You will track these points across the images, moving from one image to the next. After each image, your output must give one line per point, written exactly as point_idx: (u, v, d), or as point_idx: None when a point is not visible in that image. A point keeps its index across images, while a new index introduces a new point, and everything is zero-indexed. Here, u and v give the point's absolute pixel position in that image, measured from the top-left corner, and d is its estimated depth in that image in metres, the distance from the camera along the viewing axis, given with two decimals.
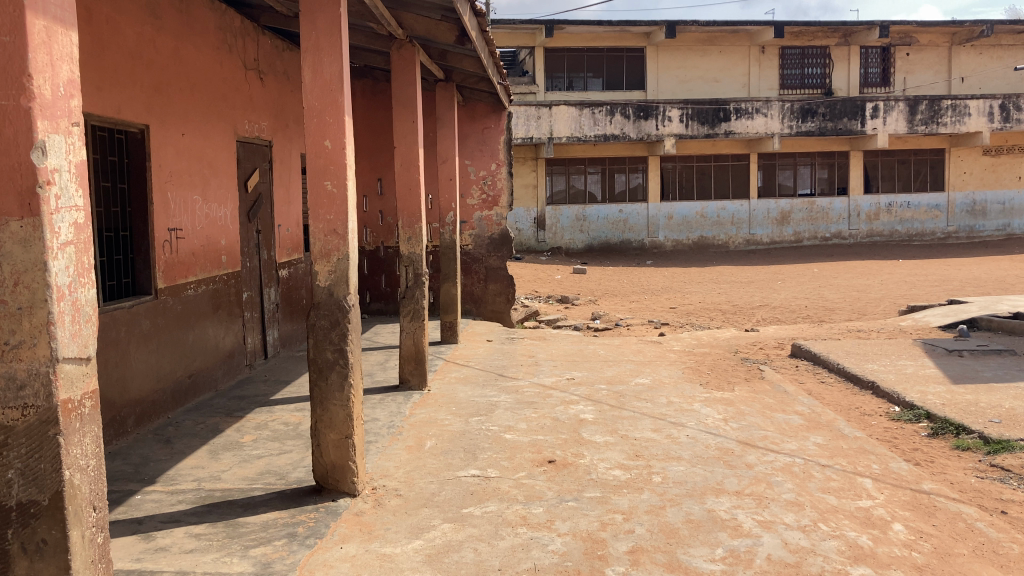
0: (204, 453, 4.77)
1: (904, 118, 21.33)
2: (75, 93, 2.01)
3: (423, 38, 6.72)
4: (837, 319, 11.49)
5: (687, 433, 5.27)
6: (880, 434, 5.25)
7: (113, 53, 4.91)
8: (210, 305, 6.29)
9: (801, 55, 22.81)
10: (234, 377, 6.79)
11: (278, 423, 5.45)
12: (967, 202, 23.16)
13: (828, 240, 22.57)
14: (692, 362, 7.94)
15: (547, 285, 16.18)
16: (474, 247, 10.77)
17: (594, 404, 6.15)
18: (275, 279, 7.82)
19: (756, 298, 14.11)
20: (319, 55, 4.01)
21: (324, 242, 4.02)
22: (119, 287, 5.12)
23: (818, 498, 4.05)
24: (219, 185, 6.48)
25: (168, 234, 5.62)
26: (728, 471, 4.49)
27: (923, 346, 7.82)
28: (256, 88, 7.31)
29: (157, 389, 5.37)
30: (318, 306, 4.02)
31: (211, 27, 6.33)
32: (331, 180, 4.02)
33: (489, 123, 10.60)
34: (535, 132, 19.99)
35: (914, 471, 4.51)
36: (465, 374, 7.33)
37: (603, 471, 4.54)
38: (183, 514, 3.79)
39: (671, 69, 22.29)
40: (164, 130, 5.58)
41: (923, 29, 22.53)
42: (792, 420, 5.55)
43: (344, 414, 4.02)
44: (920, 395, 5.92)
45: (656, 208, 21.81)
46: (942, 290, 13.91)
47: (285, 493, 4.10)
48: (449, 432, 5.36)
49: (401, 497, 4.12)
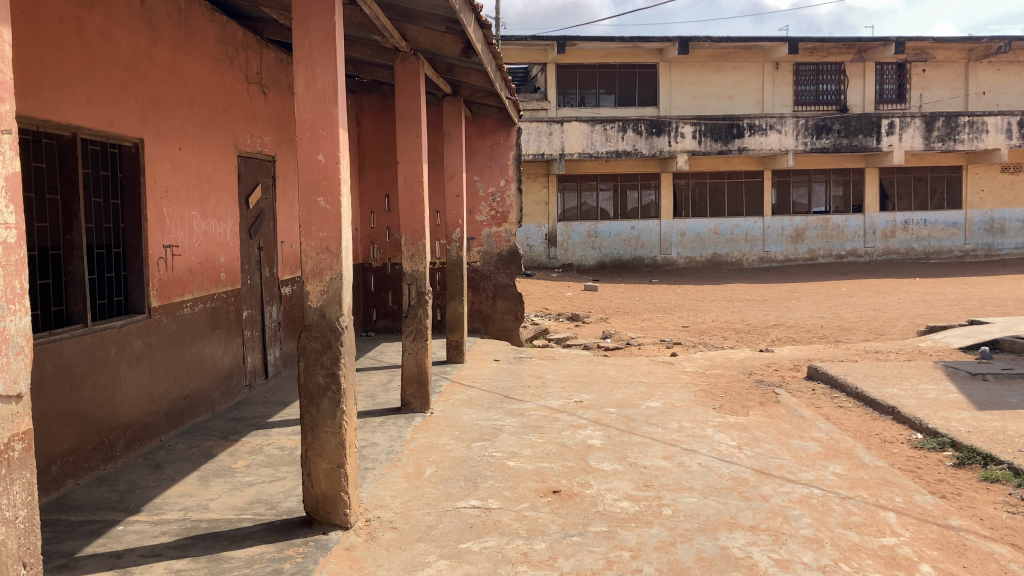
0: (194, 480, 4.58)
1: (920, 135, 21.06)
2: (6, 97, 1.84)
3: (429, 51, 6.58)
4: (853, 339, 11.16)
5: (699, 460, 5.03)
6: (902, 464, 4.97)
7: (106, 65, 4.78)
8: (208, 323, 6.13)
9: (816, 71, 22.61)
10: (232, 399, 6.60)
11: (273, 447, 5.25)
12: (985, 220, 22.76)
13: (843, 258, 22.22)
14: (704, 385, 7.66)
15: (558, 302, 15.93)
16: (482, 264, 10.57)
17: (603, 428, 5.91)
18: (277, 296, 7.65)
19: (770, 317, 13.80)
20: (313, 65, 3.85)
21: (316, 260, 3.85)
22: (110, 306, 4.95)
23: (838, 535, 3.79)
24: (218, 201, 6.35)
25: (164, 251, 5.48)
26: (742, 504, 4.24)
27: (944, 368, 7.51)
28: (259, 102, 7.20)
29: (149, 410, 5.19)
30: (309, 328, 3.83)
31: (211, 40, 6.21)
32: (324, 197, 3.84)
33: (498, 138, 10.45)
34: (547, 149, 19.89)
35: (940, 504, 4.24)
36: (470, 396, 7.09)
37: (610, 503, 4.29)
38: (165, 547, 3.59)
39: (683, 85, 22.14)
40: (160, 144, 5.45)
41: (940, 45, 22.35)
42: (809, 448, 5.29)
43: (336, 442, 3.82)
44: (944, 422, 5.64)
45: (669, 225, 21.58)
46: (961, 310, 13.56)
47: (274, 524, 3.89)
48: (451, 458, 5.14)
49: (396, 530, 3.90)
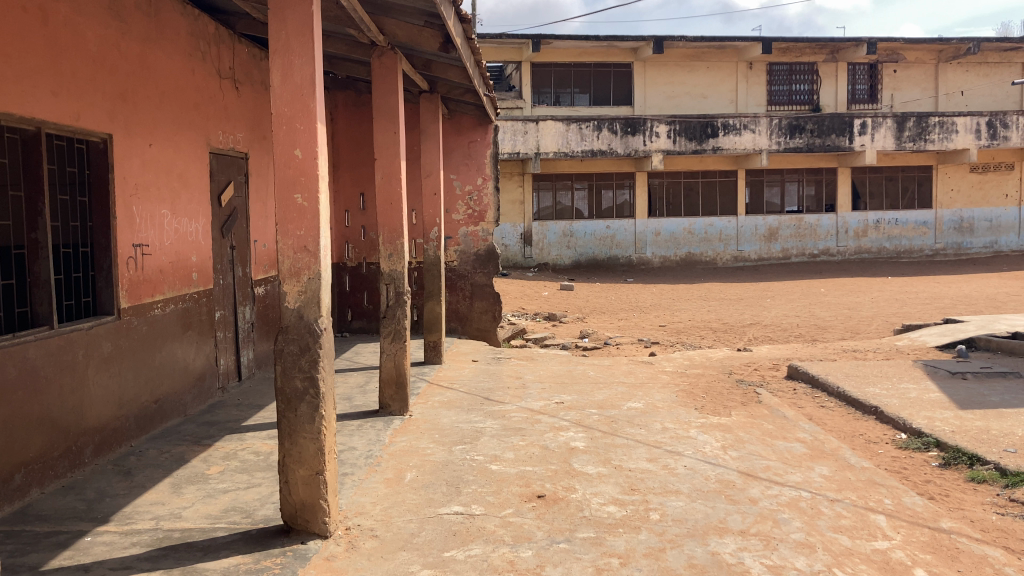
0: (166, 487, 4.39)
1: (892, 135, 21.32)
2: None
3: (406, 46, 6.43)
4: (830, 338, 11.22)
5: (684, 462, 4.96)
6: (888, 465, 4.95)
7: (72, 58, 4.56)
8: (179, 324, 5.92)
9: (789, 71, 22.80)
10: (205, 403, 6.39)
11: (248, 452, 5.07)
12: (955, 219, 23.14)
13: (816, 257, 22.44)
14: (685, 384, 7.62)
15: (534, 302, 15.85)
16: (459, 263, 10.43)
17: (585, 430, 5.82)
18: (249, 296, 7.44)
19: (747, 316, 13.84)
20: (290, 57, 3.69)
21: (293, 259, 3.70)
22: (78, 307, 4.75)
23: (830, 539, 3.73)
24: (190, 199, 6.15)
25: (134, 251, 5.28)
26: (731, 507, 4.17)
27: (924, 368, 7.54)
28: (231, 98, 6.98)
29: (118, 415, 4.98)
30: (286, 330, 3.68)
31: (182, 33, 6.00)
32: (302, 193, 3.69)
33: (475, 136, 10.32)
34: (522, 147, 19.78)
35: (929, 506, 4.21)
36: (449, 398, 6.95)
37: (597, 508, 4.20)
38: (135, 560, 3.41)
39: (658, 84, 22.17)
40: (129, 140, 5.25)
41: (910, 46, 22.66)
42: (794, 449, 5.25)
43: (315, 448, 3.67)
44: (928, 422, 5.63)
45: (644, 224, 21.61)
46: (934, 308, 13.73)
47: (250, 533, 3.73)
48: (431, 462, 5.01)
49: (377, 538, 3.76)
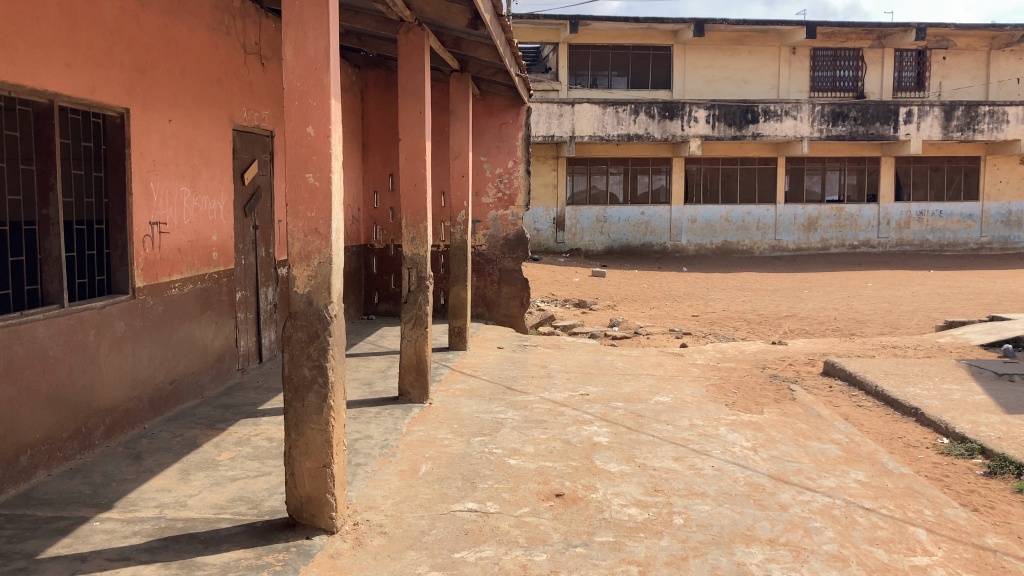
0: (175, 473, 4.30)
1: (939, 124, 20.56)
2: None
3: (434, 22, 6.19)
4: (868, 333, 10.82)
5: (711, 463, 4.72)
6: (928, 471, 4.67)
7: (88, 29, 4.43)
8: (198, 304, 5.84)
9: (833, 57, 22.07)
10: (224, 383, 6.32)
11: (261, 438, 4.96)
12: (1002, 212, 22.28)
13: (856, 248, 21.79)
14: (716, 379, 7.34)
15: (565, 288, 15.61)
16: (487, 247, 10.23)
17: (610, 425, 5.59)
18: (273, 277, 7.35)
19: (782, 308, 13.42)
20: (304, 30, 3.50)
21: (304, 242, 3.53)
22: (91, 285, 4.67)
23: (865, 552, 3.49)
24: (211, 175, 6.04)
25: (151, 228, 5.18)
26: (759, 513, 3.93)
27: (969, 367, 7.17)
28: (257, 74, 6.85)
29: (132, 397, 4.91)
30: (295, 316, 3.52)
31: (206, 6, 5.87)
32: (313, 172, 3.51)
33: (506, 118, 10.07)
34: (557, 130, 19.44)
35: (973, 520, 3.93)
36: (471, 386, 6.78)
37: (617, 510, 3.99)
38: (135, 551, 3.30)
39: (697, 69, 21.62)
40: (148, 114, 5.13)
41: (961, 32, 21.77)
42: (828, 451, 4.98)
43: (322, 441, 3.52)
44: (973, 427, 5.32)
45: (679, 211, 21.15)
46: (978, 304, 13.21)
47: (254, 526, 3.60)
48: (448, 454, 4.85)
49: (385, 535, 3.61)
